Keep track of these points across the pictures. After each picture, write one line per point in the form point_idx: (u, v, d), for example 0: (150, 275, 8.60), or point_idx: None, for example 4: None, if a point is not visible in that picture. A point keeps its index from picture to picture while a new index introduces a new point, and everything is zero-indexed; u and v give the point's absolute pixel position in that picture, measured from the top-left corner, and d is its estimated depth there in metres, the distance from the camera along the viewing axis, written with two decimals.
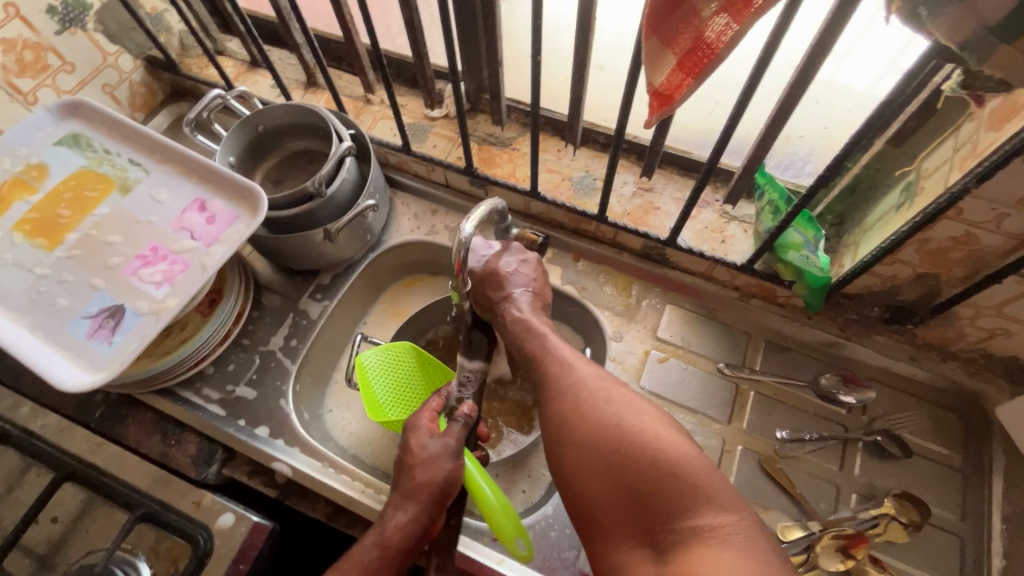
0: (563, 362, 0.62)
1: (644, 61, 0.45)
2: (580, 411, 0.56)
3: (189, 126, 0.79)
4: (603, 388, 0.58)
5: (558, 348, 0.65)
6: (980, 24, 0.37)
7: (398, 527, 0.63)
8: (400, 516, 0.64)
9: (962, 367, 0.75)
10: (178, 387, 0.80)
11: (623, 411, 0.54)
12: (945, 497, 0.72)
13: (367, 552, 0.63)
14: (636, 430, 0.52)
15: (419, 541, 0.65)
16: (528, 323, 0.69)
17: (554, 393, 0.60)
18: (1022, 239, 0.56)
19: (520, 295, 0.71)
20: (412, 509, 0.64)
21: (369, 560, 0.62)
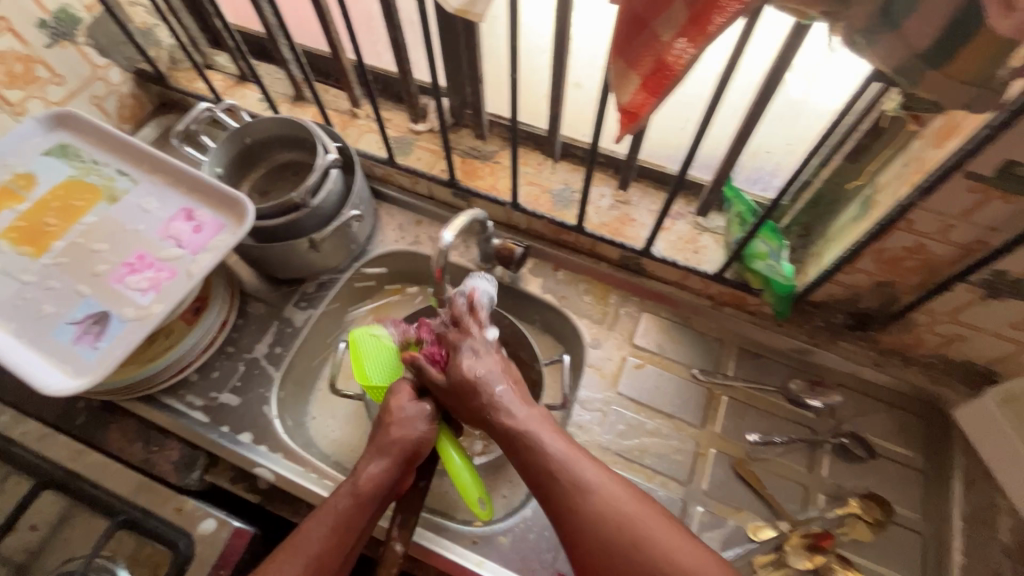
0: (568, 470, 0.57)
1: (611, 81, 0.48)
2: (602, 525, 0.54)
3: (176, 138, 0.82)
4: (614, 494, 0.56)
5: (554, 445, 0.58)
6: (912, 50, 0.40)
7: (372, 480, 0.62)
8: (372, 468, 0.62)
9: (923, 371, 0.79)
10: (161, 394, 0.80)
11: (659, 552, 0.53)
12: (908, 497, 0.75)
13: (339, 505, 0.61)
14: (673, 573, 0.52)
15: (391, 496, 0.65)
16: (518, 422, 0.60)
17: (568, 506, 0.55)
18: (968, 248, 0.60)
19: (502, 393, 0.62)
20: (385, 464, 0.62)
21: (342, 511, 0.61)
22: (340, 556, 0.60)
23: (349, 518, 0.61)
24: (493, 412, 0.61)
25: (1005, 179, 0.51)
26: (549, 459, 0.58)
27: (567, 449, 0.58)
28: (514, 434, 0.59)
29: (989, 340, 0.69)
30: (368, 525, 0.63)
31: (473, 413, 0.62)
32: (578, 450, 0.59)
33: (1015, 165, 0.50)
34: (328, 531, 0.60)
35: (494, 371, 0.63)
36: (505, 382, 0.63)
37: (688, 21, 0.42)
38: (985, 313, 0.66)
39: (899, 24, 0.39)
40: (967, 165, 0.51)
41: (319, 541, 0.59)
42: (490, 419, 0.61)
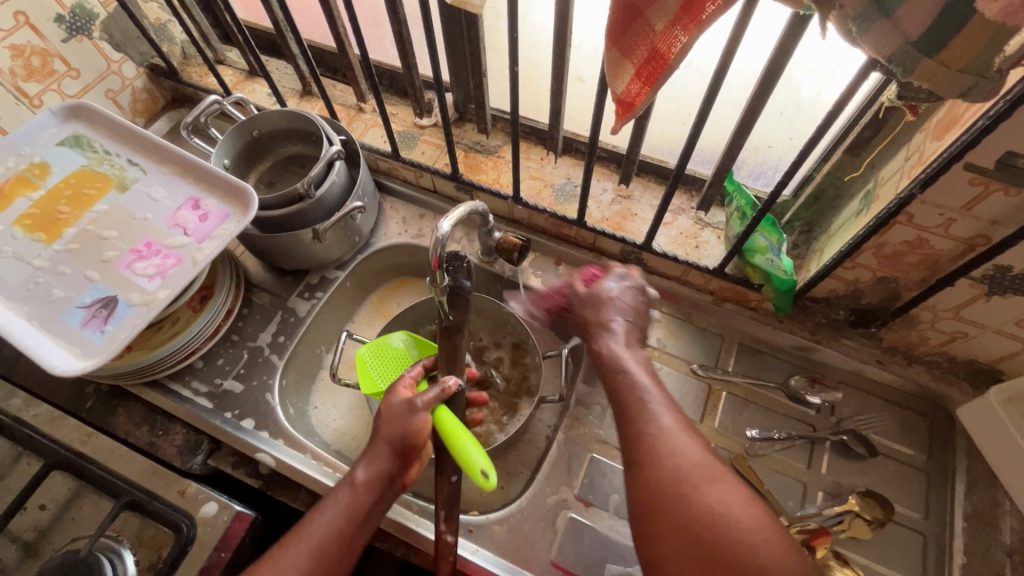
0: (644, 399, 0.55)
1: (606, 70, 0.49)
2: (683, 494, 0.48)
3: (186, 130, 0.82)
4: (709, 471, 0.50)
5: (661, 412, 0.54)
6: (905, 39, 0.40)
7: (368, 477, 0.62)
8: (367, 467, 0.62)
9: (926, 370, 0.78)
10: (167, 380, 0.82)
11: (722, 503, 0.47)
12: (910, 496, 0.74)
13: (339, 499, 0.61)
14: (733, 531, 0.46)
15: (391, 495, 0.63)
16: (627, 377, 0.58)
17: (653, 463, 0.51)
18: (970, 243, 0.59)
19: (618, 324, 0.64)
20: (381, 460, 0.63)
21: (343, 506, 0.60)
22: (344, 550, 0.59)
23: (351, 512, 0.60)
24: (605, 365, 0.60)
25: (1005, 172, 0.51)
26: (644, 421, 0.54)
27: (672, 421, 0.54)
28: (622, 389, 0.57)
29: (994, 338, 0.69)
30: (369, 523, 0.61)
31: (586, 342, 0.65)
32: (686, 423, 0.54)
33: (1015, 157, 0.49)
34: (330, 526, 0.59)
35: (624, 313, 0.65)
36: (621, 319, 0.65)
37: (680, 9, 0.42)
38: (989, 310, 0.65)
39: (892, 11, 0.39)
40: (966, 156, 0.51)
41: (321, 535, 0.58)
42: (603, 371, 0.60)
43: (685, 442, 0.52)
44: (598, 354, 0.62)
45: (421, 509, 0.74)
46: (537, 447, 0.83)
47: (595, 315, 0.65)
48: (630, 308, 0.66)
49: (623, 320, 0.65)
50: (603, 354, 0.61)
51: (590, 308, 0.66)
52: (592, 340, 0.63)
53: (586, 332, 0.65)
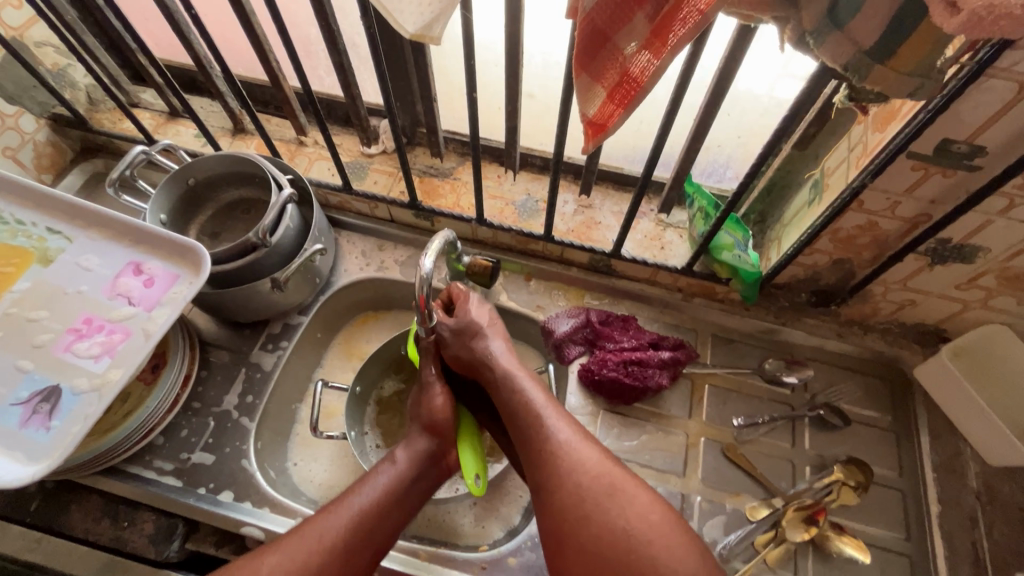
0: (538, 411, 0.61)
1: (577, 95, 0.48)
2: (588, 512, 0.55)
3: (112, 187, 0.74)
4: (605, 479, 0.56)
5: (556, 426, 0.60)
6: (857, 48, 0.42)
7: (412, 454, 0.66)
8: (407, 452, 0.66)
9: (880, 337, 0.84)
10: (125, 463, 0.74)
11: (619, 504, 0.55)
12: (884, 457, 0.79)
13: (388, 475, 0.64)
14: (626, 519, 0.54)
15: (430, 477, 0.66)
16: (527, 398, 0.63)
17: (558, 483, 0.57)
18: (914, 221, 0.64)
19: (496, 346, 0.67)
20: (419, 437, 0.67)
21: (391, 482, 0.63)
22: (383, 526, 0.61)
23: (394, 489, 0.63)
24: (499, 391, 0.65)
25: (942, 156, 0.55)
26: (545, 436, 0.60)
27: (570, 434, 0.60)
28: (520, 413, 0.62)
29: (939, 302, 0.75)
30: (407, 501, 0.64)
31: (478, 369, 0.67)
32: (582, 435, 0.61)
33: (951, 143, 0.54)
34: (375, 499, 0.61)
35: (493, 332, 0.69)
36: (497, 333, 0.69)
37: (650, 34, 0.43)
38: (933, 278, 0.71)
39: (844, 24, 0.41)
40: (909, 146, 0.55)
41: (364, 506, 0.61)
42: (496, 392, 0.65)
43: (582, 448, 0.59)
44: (493, 377, 0.65)
45: (430, 554, 0.72)
46: None
47: (467, 340, 0.68)
48: (495, 328, 0.69)
49: (500, 341, 0.68)
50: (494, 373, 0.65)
51: (470, 336, 0.68)
52: (480, 371, 0.67)
53: (458, 356, 0.68)
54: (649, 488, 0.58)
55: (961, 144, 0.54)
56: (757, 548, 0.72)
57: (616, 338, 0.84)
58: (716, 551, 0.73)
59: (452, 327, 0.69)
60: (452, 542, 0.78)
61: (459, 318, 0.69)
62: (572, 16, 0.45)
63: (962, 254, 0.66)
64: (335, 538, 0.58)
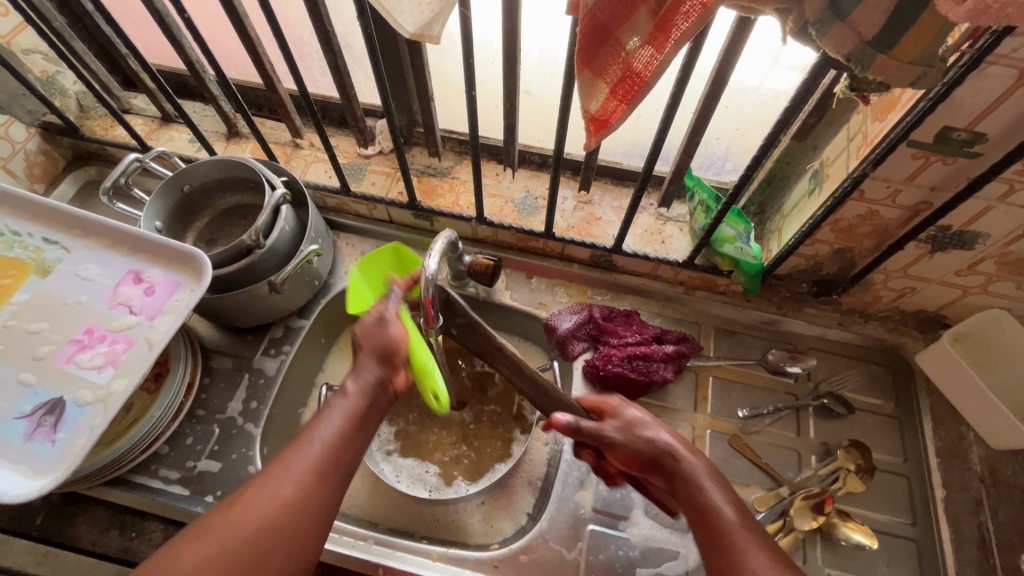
0: (727, 533, 0.52)
1: (578, 91, 0.48)
2: None
3: (107, 195, 0.73)
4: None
5: (748, 550, 0.50)
6: (860, 38, 0.42)
7: (359, 385, 0.59)
8: (356, 379, 0.59)
9: (881, 325, 0.85)
10: (130, 473, 0.74)
11: None
12: (889, 443, 0.80)
13: (340, 406, 0.57)
14: None
15: (383, 403, 0.60)
16: (716, 514, 0.54)
17: None
18: (915, 209, 0.64)
19: (673, 445, 0.60)
20: (366, 363, 0.60)
21: (347, 409, 0.57)
22: (345, 457, 0.55)
23: (355, 414, 0.57)
24: (687, 489, 0.57)
25: (942, 143, 0.56)
26: (737, 560, 0.50)
27: (763, 560, 0.49)
28: (709, 528, 0.53)
29: (938, 288, 0.76)
30: (366, 425, 0.58)
31: (664, 476, 0.60)
32: (782, 566, 0.49)
33: (951, 130, 0.54)
34: (335, 432, 0.55)
35: (660, 428, 0.62)
36: (670, 434, 0.61)
37: (653, 28, 0.43)
38: (934, 265, 0.71)
39: (847, 14, 0.41)
40: (909, 135, 0.55)
41: (326, 438, 0.55)
42: (681, 501, 0.57)
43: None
44: (683, 480, 0.58)
45: (440, 554, 0.72)
46: (542, 466, 0.83)
47: (627, 443, 0.61)
48: (659, 423, 0.63)
49: (673, 439, 0.61)
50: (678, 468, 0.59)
51: (643, 436, 0.61)
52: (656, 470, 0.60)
53: (626, 459, 0.62)
54: None
55: (962, 131, 0.54)
56: None
57: (619, 333, 0.84)
58: None
59: (613, 433, 0.61)
60: (462, 542, 0.78)
61: (625, 424, 0.62)
62: (574, 12, 0.45)
63: (963, 240, 0.66)
64: (297, 476, 0.52)
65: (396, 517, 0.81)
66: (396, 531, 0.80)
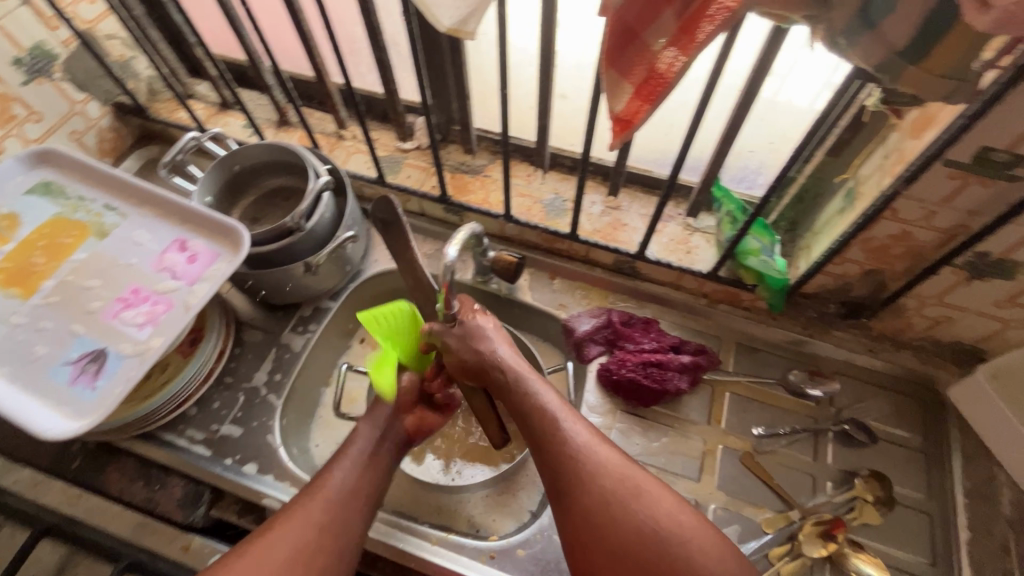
0: (557, 424, 0.61)
1: (605, 90, 0.49)
2: (615, 508, 0.56)
3: (165, 169, 0.80)
4: (634, 490, 0.57)
5: (573, 431, 0.60)
6: (890, 49, 0.42)
7: (367, 433, 0.68)
8: (367, 420, 0.70)
9: (914, 355, 0.82)
10: (159, 430, 0.78)
11: (648, 507, 0.56)
12: (912, 478, 0.77)
13: (362, 440, 0.68)
14: (643, 517, 0.56)
15: (395, 441, 0.70)
16: (545, 411, 0.62)
17: (584, 489, 0.57)
18: (951, 233, 0.62)
19: (503, 354, 0.66)
20: (379, 409, 0.70)
21: (364, 454, 0.66)
22: (370, 480, 0.65)
23: (373, 454, 0.67)
24: (511, 395, 0.64)
25: (981, 164, 0.54)
26: (566, 446, 0.60)
27: (587, 440, 0.60)
28: (536, 423, 0.61)
29: (976, 319, 0.72)
30: (380, 468, 0.67)
31: (484, 376, 0.66)
32: (599, 440, 0.61)
33: (990, 151, 0.52)
34: (365, 462, 0.66)
35: (499, 337, 0.68)
36: (503, 341, 0.67)
37: (677, 29, 0.44)
38: (971, 294, 0.69)
39: (877, 24, 0.41)
40: (945, 154, 0.54)
41: (347, 475, 0.64)
42: (510, 399, 0.64)
43: (604, 453, 0.59)
44: (501, 382, 0.65)
45: (440, 539, 0.74)
46: None
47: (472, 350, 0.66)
48: (500, 334, 0.68)
49: (504, 345, 0.67)
50: (501, 375, 0.65)
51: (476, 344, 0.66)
52: (489, 376, 0.66)
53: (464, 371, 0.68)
54: (667, 486, 0.59)
55: (1002, 152, 0.52)
56: (771, 560, 0.71)
57: (636, 339, 0.84)
58: None
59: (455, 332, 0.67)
60: (464, 530, 0.80)
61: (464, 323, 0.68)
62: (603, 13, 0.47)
63: (1002, 269, 0.63)
64: (333, 501, 0.61)
65: (401, 499, 0.83)
66: (400, 513, 0.82)
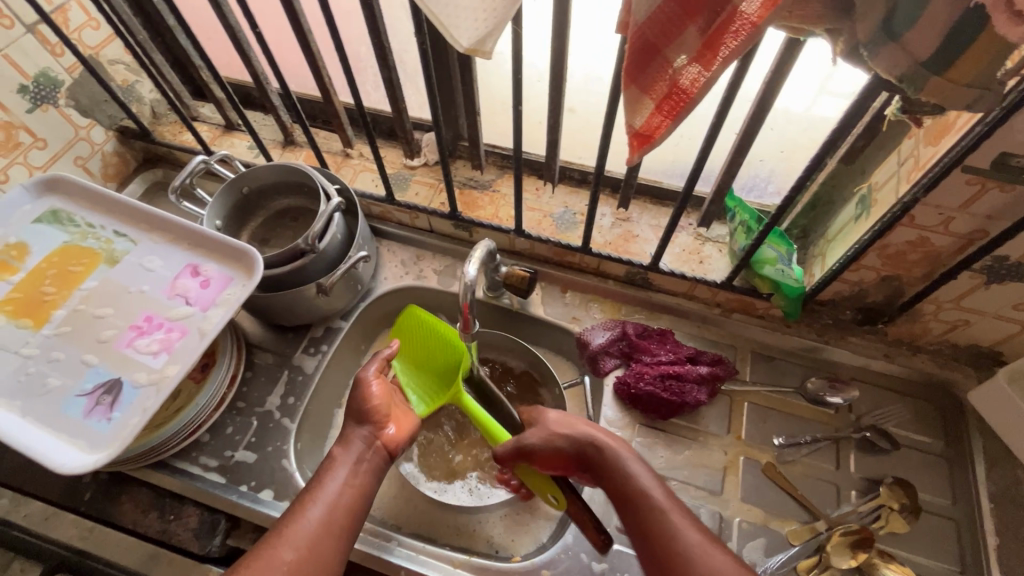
0: (662, 518, 0.58)
1: (624, 106, 0.49)
2: None
3: (174, 194, 0.78)
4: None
5: (681, 528, 0.57)
6: (913, 59, 0.42)
7: (345, 459, 0.63)
8: (348, 437, 0.66)
9: (931, 359, 0.81)
10: (173, 458, 0.77)
11: None
12: (936, 484, 0.76)
13: (335, 470, 0.62)
14: None
15: (376, 462, 0.65)
16: (649, 500, 0.59)
17: None
18: (969, 237, 0.62)
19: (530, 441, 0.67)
20: (353, 429, 0.67)
21: (338, 485, 0.61)
22: (344, 514, 0.59)
23: (349, 485, 0.61)
24: (608, 471, 0.64)
25: (1000, 170, 0.54)
26: (671, 542, 0.56)
27: (693, 535, 0.56)
28: (640, 507, 0.60)
29: (994, 323, 0.72)
30: (362, 495, 0.61)
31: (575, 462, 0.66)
32: (705, 535, 0.57)
33: (1010, 156, 0.52)
34: (343, 484, 0.61)
35: (569, 420, 0.68)
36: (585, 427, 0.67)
37: (701, 46, 0.44)
38: (989, 298, 0.69)
39: (899, 36, 0.41)
40: (964, 161, 0.54)
41: (323, 506, 0.58)
42: (614, 489, 0.63)
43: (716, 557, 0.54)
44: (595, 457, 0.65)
45: (463, 562, 0.72)
46: None
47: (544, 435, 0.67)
48: (570, 420, 0.68)
49: (588, 426, 0.67)
50: (596, 449, 0.65)
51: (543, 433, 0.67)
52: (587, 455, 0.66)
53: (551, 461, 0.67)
54: None
55: (1021, 158, 0.52)
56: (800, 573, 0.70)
57: (652, 351, 0.83)
58: None
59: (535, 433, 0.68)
60: (484, 552, 0.78)
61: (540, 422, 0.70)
62: (623, 30, 0.46)
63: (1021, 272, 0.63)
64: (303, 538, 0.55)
65: (419, 522, 0.82)
66: (418, 536, 0.81)
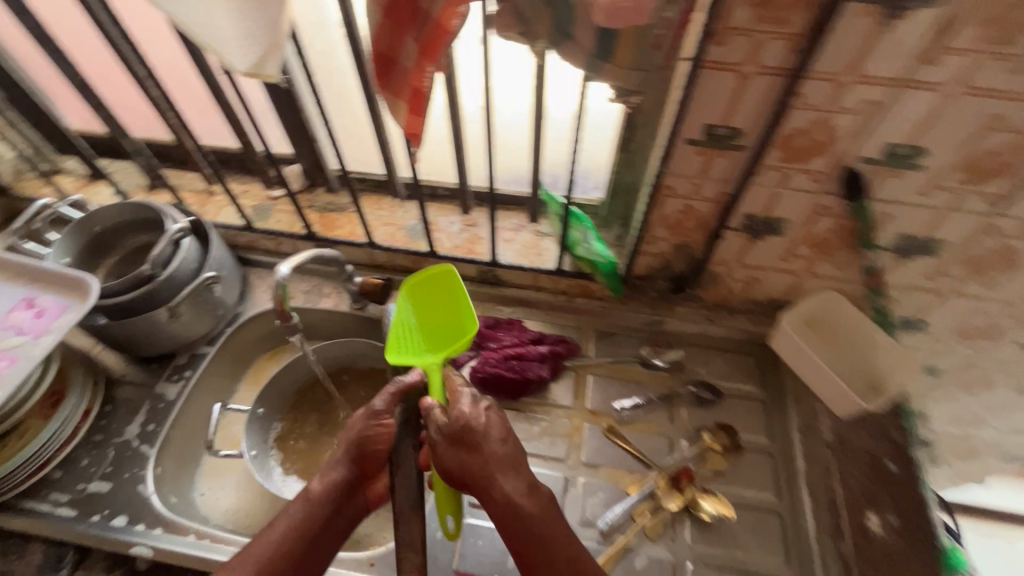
0: (496, 472, 0.58)
1: (388, 110, 0.58)
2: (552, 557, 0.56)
3: (18, 238, 0.84)
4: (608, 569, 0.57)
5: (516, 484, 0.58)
6: (587, 53, 0.52)
7: (326, 479, 0.62)
8: (332, 473, 0.62)
9: (745, 317, 0.92)
10: (20, 499, 0.77)
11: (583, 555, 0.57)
12: (755, 424, 0.85)
13: (295, 512, 0.60)
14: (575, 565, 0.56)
15: (352, 507, 0.63)
16: (488, 460, 0.58)
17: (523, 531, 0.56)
18: (721, 200, 0.74)
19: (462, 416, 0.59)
20: (338, 464, 0.63)
21: (298, 517, 0.60)
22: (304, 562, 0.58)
23: (311, 519, 0.60)
24: (463, 462, 0.57)
25: (712, 139, 0.66)
26: (506, 496, 0.57)
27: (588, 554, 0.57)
28: (473, 470, 0.57)
29: (775, 275, 0.84)
30: (324, 539, 0.60)
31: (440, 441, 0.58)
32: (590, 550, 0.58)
33: (713, 127, 0.64)
34: (298, 520, 0.60)
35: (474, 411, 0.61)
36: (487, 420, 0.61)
37: (420, 49, 0.52)
38: (760, 252, 0.80)
39: (571, 33, 0.51)
40: (681, 132, 0.65)
41: (275, 542, 0.58)
42: (452, 456, 0.58)
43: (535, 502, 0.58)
44: (460, 450, 0.57)
45: None
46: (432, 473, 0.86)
47: (459, 439, 0.58)
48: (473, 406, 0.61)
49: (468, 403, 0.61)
50: (490, 474, 0.57)
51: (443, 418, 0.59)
52: (454, 439, 0.58)
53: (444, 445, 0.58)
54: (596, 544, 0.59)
55: (721, 127, 0.64)
56: (635, 518, 0.76)
57: (499, 337, 0.90)
58: (598, 527, 0.76)
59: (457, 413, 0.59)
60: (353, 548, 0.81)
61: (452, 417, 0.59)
62: None
63: (769, 226, 0.75)
64: None
65: None
66: None
